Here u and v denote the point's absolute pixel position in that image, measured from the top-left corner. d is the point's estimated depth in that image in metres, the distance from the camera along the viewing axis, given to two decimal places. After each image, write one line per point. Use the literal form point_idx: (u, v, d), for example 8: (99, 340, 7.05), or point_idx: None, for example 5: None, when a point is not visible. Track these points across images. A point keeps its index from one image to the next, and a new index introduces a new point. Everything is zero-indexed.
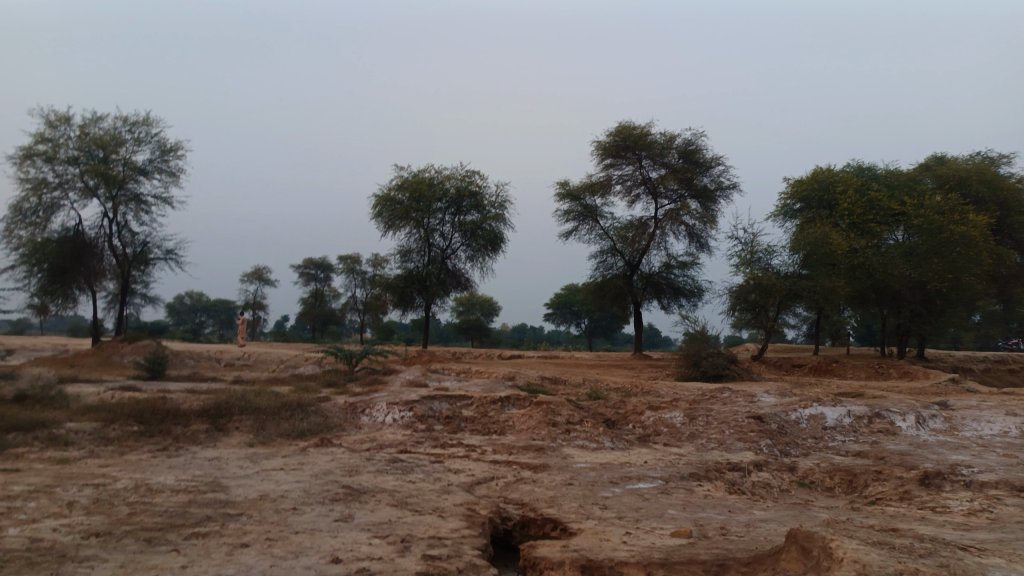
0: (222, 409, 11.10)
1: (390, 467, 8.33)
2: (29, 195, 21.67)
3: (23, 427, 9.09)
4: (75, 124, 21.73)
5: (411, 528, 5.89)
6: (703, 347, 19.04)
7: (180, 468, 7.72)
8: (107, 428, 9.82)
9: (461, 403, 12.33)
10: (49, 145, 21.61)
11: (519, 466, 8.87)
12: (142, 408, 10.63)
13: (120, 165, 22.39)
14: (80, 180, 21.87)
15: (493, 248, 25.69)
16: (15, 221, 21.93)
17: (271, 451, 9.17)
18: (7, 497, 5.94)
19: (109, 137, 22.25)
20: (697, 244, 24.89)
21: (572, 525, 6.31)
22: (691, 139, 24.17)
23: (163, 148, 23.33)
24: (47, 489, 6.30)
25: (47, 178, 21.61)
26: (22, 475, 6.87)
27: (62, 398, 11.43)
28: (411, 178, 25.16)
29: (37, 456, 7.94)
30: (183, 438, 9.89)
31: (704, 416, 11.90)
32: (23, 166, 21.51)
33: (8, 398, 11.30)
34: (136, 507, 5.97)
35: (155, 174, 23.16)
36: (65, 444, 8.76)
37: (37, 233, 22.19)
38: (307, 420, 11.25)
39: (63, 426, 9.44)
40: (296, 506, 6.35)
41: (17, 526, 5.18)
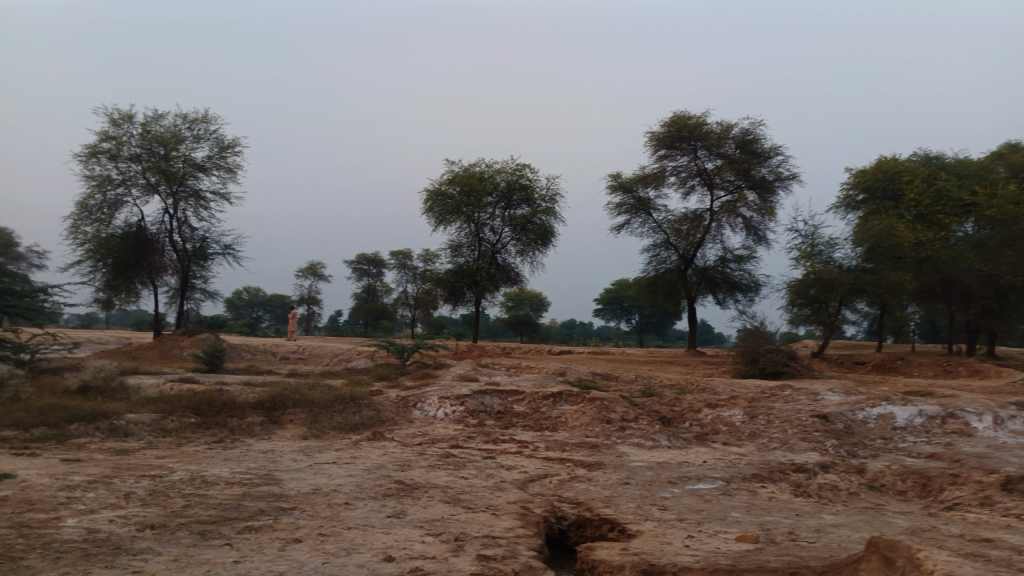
0: (276, 402, 11.17)
1: (442, 463, 8.20)
2: (94, 192, 22.38)
3: (85, 417, 9.28)
4: (137, 122, 22.31)
5: (464, 526, 5.73)
6: (761, 342, 18.46)
7: (235, 461, 7.75)
8: (166, 419, 9.97)
9: (513, 398, 12.16)
10: (113, 143, 22.25)
11: (573, 463, 8.64)
12: (200, 400, 10.78)
13: (180, 162, 22.94)
14: (142, 177, 22.49)
15: (545, 242, 25.46)
16: (81, 218, 22.68)
17: (324, 444, 9.16)
18: (68, 487, 6.00)
19: (170, 135, 22.80)
20: (754, 237, 24.18)
21: (631, 527, 6.06)
22: (749, 128, 23.47)
23: (221, 145, 23.80)
24: (105, 480, 6.35)
25: (111, 175, 22.28)
26: (83, 465, 6.97)
27: (124, 390, 11.69)
28: (462, 172, 25.06)
29: (98, 447, 8.08)
30: (238, 430, 9.97)
31: (765, 414, 11.44)
32: (88, 164, 22.20)
33: (73, 390, 11.61)
34: (191, 499, 5.96)
35: (213, 171, 23.65)
36: (125, 435, 8.91)
37: (102, 228, 22.90)
38: (359, 413, 11.24)
39: (124, 417, 9.62)
40: (349, 501, 6.26)
41: (75, 517, 5.20)
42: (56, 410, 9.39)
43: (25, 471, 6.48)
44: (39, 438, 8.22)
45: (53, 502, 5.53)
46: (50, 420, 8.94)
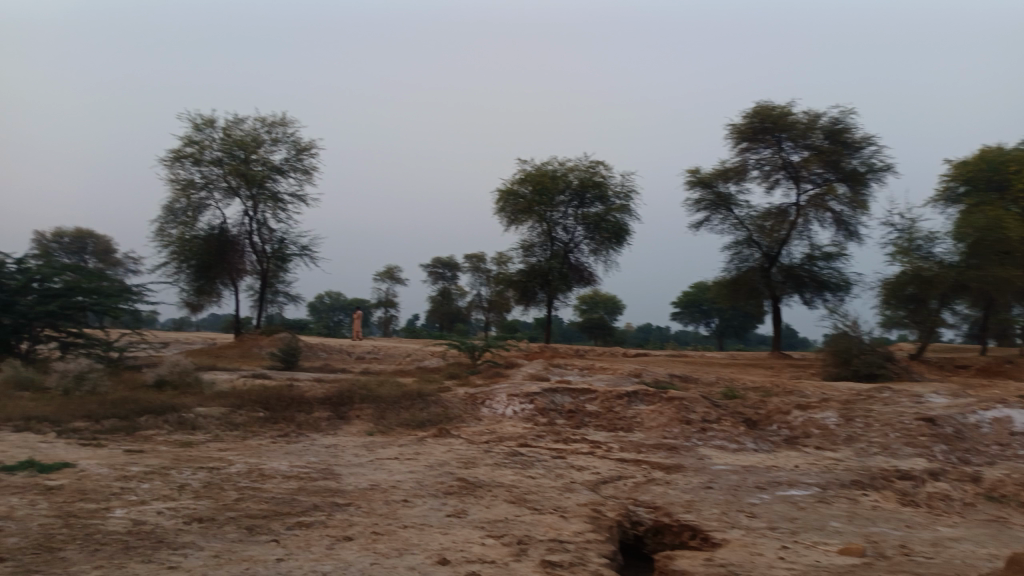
0: (343, 398, 11.00)
1: (509, 461, 7.75)
2: (179, 196, 23.12)
3: (155, 410, 9.30)
4: (218, 127, 22.95)
5: (529, 529, 5.24)
6: (854, 343, 17.19)
7: (296, 455, 7.52)
8: (234, 413, 9.90)
9: (585, 397, 11.59)
10: (196, 147, 22.96)
11: (650, 465, 8.01)
12: (269, 395, 10.71)
13: (259, 165, 23.45)
14: (224, 181, 23.12)
15: (619, 241, 24.71)
16: (167, 220, 23.48)
17: (389, 440, 8.87)
18: (124, 478, 5.86)
19: (249, 138, 23.36)
20: (845, 232, 22.73)
21: (715, 535, 5.43)
22: (838, 117, 22.12)
23: (298, 148, 24.22)
24: (162, 471, 6.19)
25: (194, 180, 22.98)
26: (144, 455, 6.90)
27: (198, 385, 11.78)
28: (534, 171, 24.62)
29: (163, 438, 8.01)
30: (305, 425, 9.81)
31: (862, 417, 10.47)
32: (173, 168, 22.96)
33: (150, 385, 11.77)
34: (245, 493, 5.71)
35: (290, 173, 24.09)
36: (193, 427, 8.87)
37: (186, 231, 23.59)
38: (426, 409, 10.94)
39: (193, 410, 9.60)
40: (407, 498, 5.88)
41: (124, 508, 5.00)
42: (129, 402, 9.49)
43: (87, 460, 6.43)
44: (110, 430, 8.25)
45: (106, 492, 5.37)
46: (120, 412, 8.98)
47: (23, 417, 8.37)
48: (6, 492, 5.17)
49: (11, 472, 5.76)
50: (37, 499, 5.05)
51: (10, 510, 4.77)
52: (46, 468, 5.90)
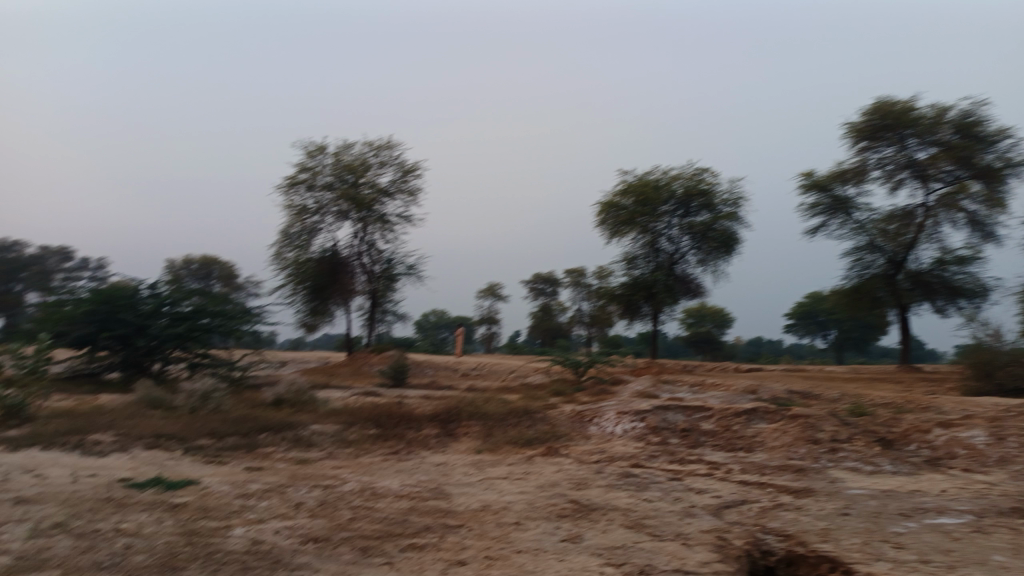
0: (451, 415, 10.99)
1: (623, 483, 7.42)
2: (294, 221, 24.24)
3: (274, 428, 9.60)
4: (329, 153, 23.93)
5: (650, 558, 4.91)
6: (999, 354, 15.61)
7: (407, 473, 7.50)
8: (347, 431, 10.08)
9: (699, 415, 11.05)
10: (309, 174, 24.04)
11: (775, 489, 7.45)
12: (379, 413, 10.86)
13: (367, 188, 24.25)
14: (335, 205, 24.06)
15: (728, 250, 23.75)
16: (284, 245, 24.65)
17: (498, 458, 8.73)
18: (243, 495, 6.00)
19: (358, 163, 24.23)
20: (981, 234, 20.84)
21: (858, 570, 4.90)
22: (969, 109, 20.42)
23: (404, 170, 24.88)
24: (279, 489, 6.31)
25: (308, 205, 24.03)
26: (262, 473, 7.09)
27: (313, 403, 12.14)
28: (636, 181, 24.16)
29: (281, 456, 8.23)
30: (414, 443, 9.84)
31: (1017, 437, 9.39)
32: (289, 195, 24.12)
33: (269, 403, 12.24)
34: (358, 512, 5.70)
35: (397, 195, 24.75)
36: (308, 445, 9.08)
37: (301, 255, 24.64)
38: (534, 427, 10.74)
39: (308, 428, 9.85)
40: (520, 521, 5.69)
41: (243, 526, 5.09)
42: (249, 420, 9.84)
43: (211, 477, 6.68)
44: (232, 447, 8.56)
45: (227, 510, 5.50)
46: (242, 430, 9.33)
47: (155, 434, 8.83)
48: (137, 509, 5.40)
49: (142, 488, 6.02)
50: (163, 517, 5.22)
51: (139, 526, 4.95)
52: (173, 484, 6.17)
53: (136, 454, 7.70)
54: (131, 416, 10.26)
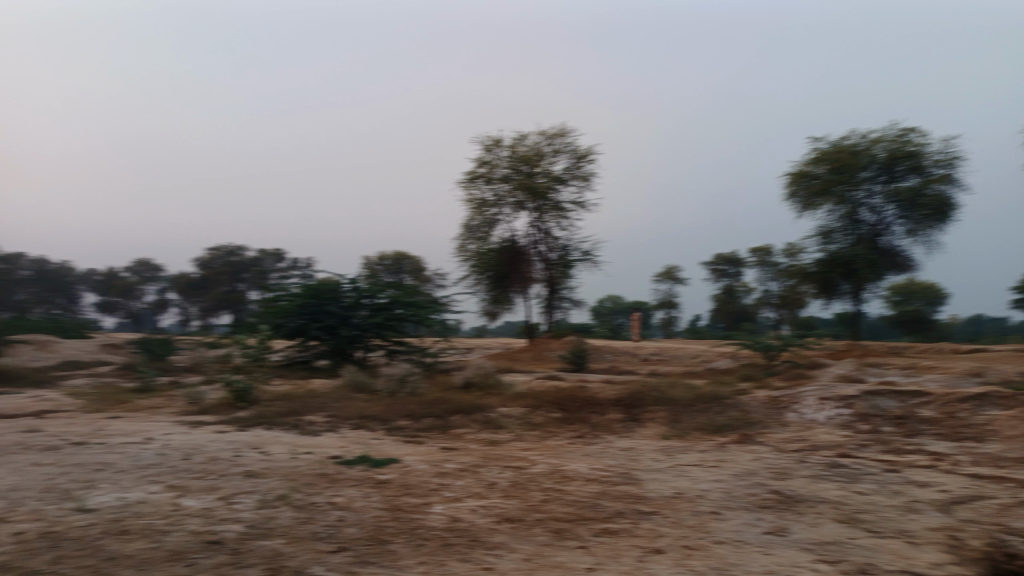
0: (636, 400, 10.80)
1: (830, 473, 6.82)
2: (475, 214, 25.14)
3: (465, 410, 9.99)
4: (505, 145, 24.49)
5: (870, 556, 4.44)
6: None
7: (595, 457, 7.43)
8: (533, 414, 10.24)
9: (916, 401, 9.93)
10: (487, 167, 24.79)
11: (1018, 485, 6.47)
12: (564, 397, 10.92)
13: (542, 177, 24.52)
14: (512, 196, 24.61)
15: (944, 217, 21.13)
16: (466, 237, 25.68)
17: (688, 445, 8.41)
18: (440, 474, 6.26)
19: (533, 152, 24.59)
20: None
21: None
22: None
23: (578, 155, 24.86)
24: (473, 469, 6.51)
25: (487, 198, 24.81)
26: (456, 453, 7.38)
27: (499, 387, 12.49)
28: (830, 148, 22.26)
29: (472, 437, 8.52)
30: (600, 427, 9.77)
31: None
32: (469, 189, 25.05)
33: (459, 386, 12.78)
34: (550, 494, 5.72)
35: (572, 181, 24.79)
36: (497, 427, 9.33)
37: (482, 246, 25.51)
38: (724, 413, 10.25)
39: (497, 411, 10.14)
40: (717, 511, 5.40)
41: (441, 505, 5.30)
42: (441, 403, 10.33)
43: (410, 456, 7.06)
44: (427, 428, 9.02)
45: (426, 488, 5.77)
46: (436, 412, 9.80)
47: (359, 415, 9.53)
48: (347, 484, 5.82)
49: (350, 465, 6.49)
50: (370, 492, 5.57)
51: (350, 501, 5.33)
52: (377, 462, 6.60)
53: (344, 434, 8.35)
54: (339, 399, 11.18)
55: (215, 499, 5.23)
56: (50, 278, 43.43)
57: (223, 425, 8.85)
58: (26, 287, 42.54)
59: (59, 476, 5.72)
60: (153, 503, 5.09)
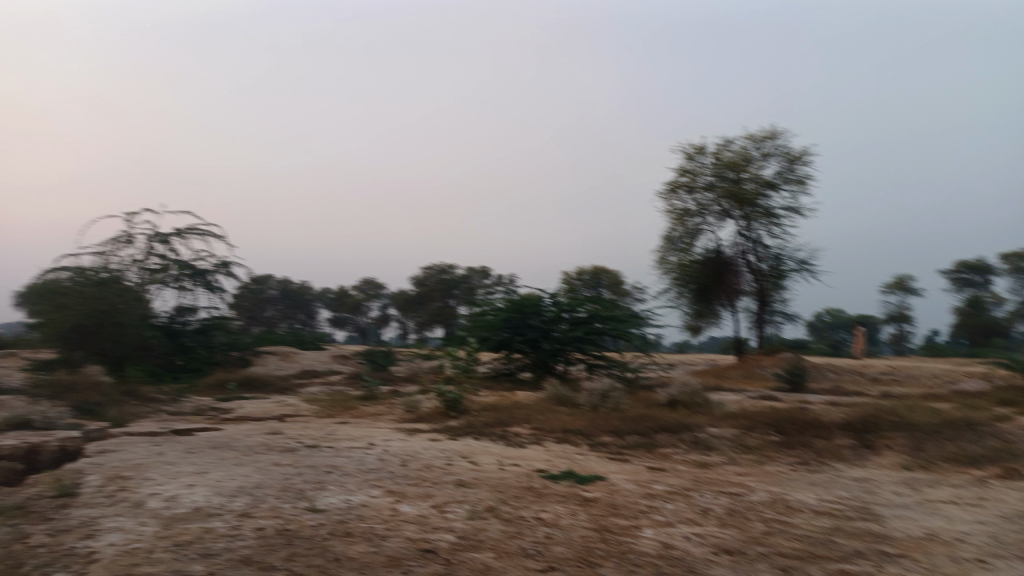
0: (867, 425, 9.65)
1: None
2: (676, 225, 24.39)
3: (672, 429, 9.59)
4: (709, 152, 23.52)
5: None
6: None
7: (822, 486, 6.69)
8: (747, 435, 9.54)
9: None
10: (689, 176, 23.95)
11: None
12: (781, 419, 10.07)
13: (750, 183, 23.21)
14: (716, 204, 23.56)
15: None
16: (668, 249, 24.99)
17: (936, 478, 7.30)
18: (649, 496, 5.98)
19: (739, 158, 23.38)
20: None
21: None
22: None
23: (790, 158, 23.22)
24: (684, 493, 6.14)
25: (689, 207, 23.95)
26: (666, 474, 7.03)
27: (708, 405, 11.85)
28: None
29: (681, 458, 8.11)
30: (825, 452, 8.83)
31: None
32: (670, 199, 24.38)
33: (664, 403, 12.35)
34: (773, 526, 5.19)
35: (783, 186, 23.19)
36: (707, 448, 8.81)
37: (685, 257, 24.63)
38: (980, 443, 8.80)
39: (706, 430, 9.61)
40: (985, 559, 4.54)
41: (652, 530, 5.02)
42: (647, 420, 9.99)
43: (617, 474, 6.84)
44: (633, 445, 8.75)
45: (634, 510, 5.54)
46: (641, 429, 9.50)
47: (563, 429, 9.48)
48: (553, 499, 5.73)
49: (556, 480, 6.41)
50: (578, 510, 5.45)
51: (557, 517, 5.22)
52: (583, 478, 6.45)
53: (549, 447, 8.33)
54: (543, 411, 11.26)
55: (429, 507, 5.38)
56: (293, 296, 49.27)
57: (436, 434, 9.24)
58: (275, 303, 48.60)
59: (295, 476, 6.24)
60: (373, 507, 5.37)
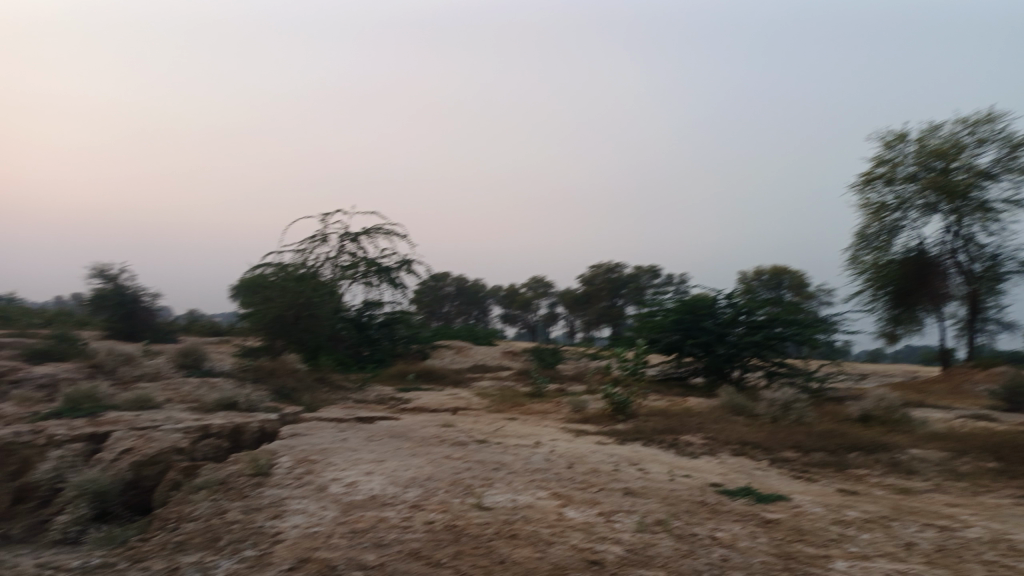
0: None
1: None
2: (872, 220, 22.34)
3: (865, 448, 8.70)
4: (912, 139, 21.26)
5: None
6: None
7: None
8: (957, 460, 8.39)
9: None
10: (888, 166, 21.85)
11: None
12: (1002, 444, 8.76)
13: (961, 173, 20.61)
14: (920, 197, 21.22)
15: None
16: (861, 247, 22.95)
17: None
18: (841, 523, 5.40)
19: (949, 145, 20.86)
20: None
21: None
22: None
23: (1012, 143, 20.17)
24: (883, 522, 5.47)
25: (887, 201, 21.82)
26: (859, 499, 6.33)
27: (908, 423, 10.63)
28: None
29: (877, 481, 7.30)
30: None
31: None
32: (865, 192, 22.42)
33: (855, 418, 11.29)
34: (996, 570, 4.45)
35: (1004, 175, 20.26)
36: (909, 471, 7.85)
37: (881, 256, 22.41)
38: None
39: (907, 452, 8.60)
40: None
41: (845, 562, 4.49)
42: (836, 436, 9.14)
43: (802, 496, 6.26)
44: (820, 463, 8.02)
45: (823, 538, 5.02)
46: (829, 446, 8.71)
47: (740, 440, 8.89)
48: (730, 518, 5.35)
49: (733, 497, 5.98)
50: (757, 532, 5.04)
51: (734, 538, 4.85)
52: (763, 497, 5.98)
53: (724, 459, 7.84)
54: (717, 420, 10.69)
55: (595, 514, 5.20)
56: (468, 292, 51.33)
57: (604, 436, 9.05)
58: (451, 300, 50.91)
59: (464, 470, 6.33)
60: (539, 509, 5.28)
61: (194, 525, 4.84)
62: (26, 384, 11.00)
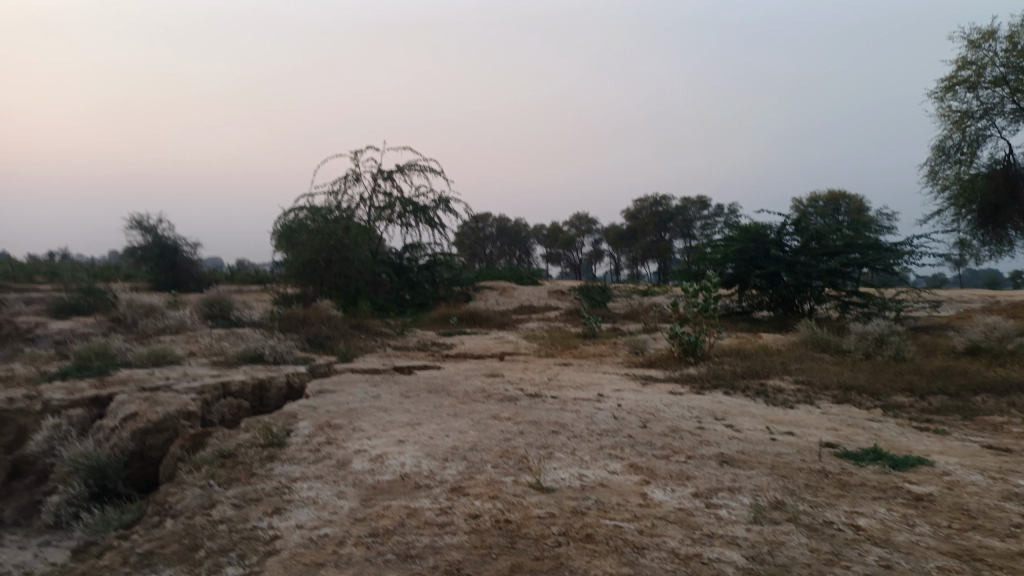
0: None
1: None
2: (953, 131, 20.02)
3: (994, 390, 7.32)
4: (1000, 36, 18.64)
5: None
6: None
7: None
8: None
9: None
10: (973, 69, 19.34)
11: None
12: None
13: None
14: (1012, 101, 18.83)
15: None
16: (940, 161, 20.69)
17: None
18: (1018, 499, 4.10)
19: None
20: None
21: None
22: None
23: None
24: None
25: (972, 108, 19.47)
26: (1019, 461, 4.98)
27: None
28: None
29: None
30: None
31: None
32: (945, 100, 20.07)
33: (960, 351, 9.89)
34: None
35: None
36: None
37: (964, 170, 20.15)
38: None
39: None
40: None
41: None
42: (955, 377, 7.74)
43: (946, 460, 4.93)
44: (942, 410, 6.68)
45: (1005, 523, 3.73)
46: (949, 388, 7.33)
47: (840, 385, 7.54)
48: (868, 497, 4.09)
49: (861, 464, 4.73)
50: (912, 519, 3.79)
51: (886, 530, 3.59)
52: (900, 465, 4.67)
53: (827, 409, 6.51)
54: (802, 360, 9.33)
55: (691, 497, 3.97)
56: (509, 232, 50.24)
57: (676, 384, 7.80)
58: (493, 241, 49.98)
59: (517, 436, 5.14)
60: (615, 490, 4.07)
61: (177, 523, 3.79)
62: (43, 342, 10.23)
